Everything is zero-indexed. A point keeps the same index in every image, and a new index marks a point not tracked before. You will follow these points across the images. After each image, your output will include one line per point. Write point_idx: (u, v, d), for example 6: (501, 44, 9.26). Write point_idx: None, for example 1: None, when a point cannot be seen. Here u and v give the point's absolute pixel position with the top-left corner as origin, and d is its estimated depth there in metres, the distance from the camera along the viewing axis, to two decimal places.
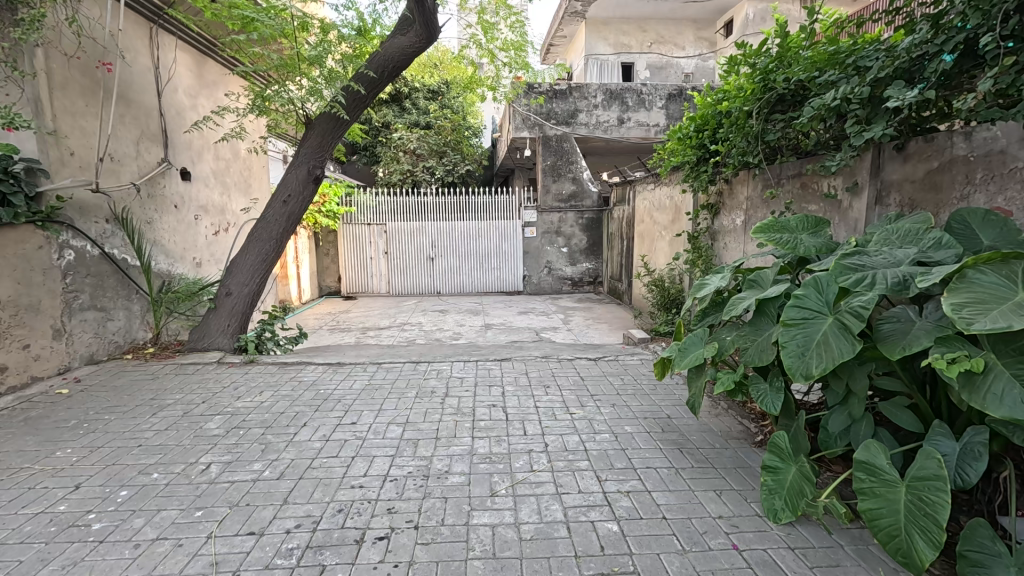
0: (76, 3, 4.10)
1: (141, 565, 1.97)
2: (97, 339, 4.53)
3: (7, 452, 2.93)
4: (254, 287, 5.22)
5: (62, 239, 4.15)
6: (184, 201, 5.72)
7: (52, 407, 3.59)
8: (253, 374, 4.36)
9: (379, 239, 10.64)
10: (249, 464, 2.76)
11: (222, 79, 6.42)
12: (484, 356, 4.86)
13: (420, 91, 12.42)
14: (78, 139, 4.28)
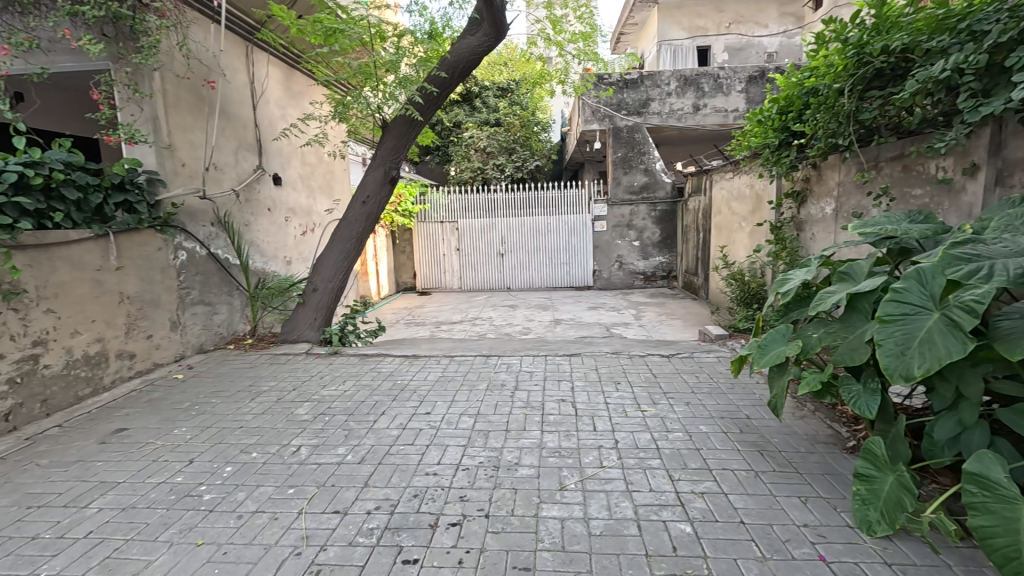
0: (186, 29, 4.56)
1: (244, 534, 2.19)
2: (206, 331, 5.06)
3: (136, 428, 3.36)
4: (337, 283, 5.58)
5: (176, 242, 4.66)
6: (276, 204, 6.22)
7: (170, 390, 4.06)
8: (338, 364, 4.67)
9: (451, 236, 10.96)
10: (334, 448, 2.97)
11: (308, 89, 6.89)
12: (553, 350, 4.87)
13: (490, 89, 12.61)
14: (188, 151, 4.77)
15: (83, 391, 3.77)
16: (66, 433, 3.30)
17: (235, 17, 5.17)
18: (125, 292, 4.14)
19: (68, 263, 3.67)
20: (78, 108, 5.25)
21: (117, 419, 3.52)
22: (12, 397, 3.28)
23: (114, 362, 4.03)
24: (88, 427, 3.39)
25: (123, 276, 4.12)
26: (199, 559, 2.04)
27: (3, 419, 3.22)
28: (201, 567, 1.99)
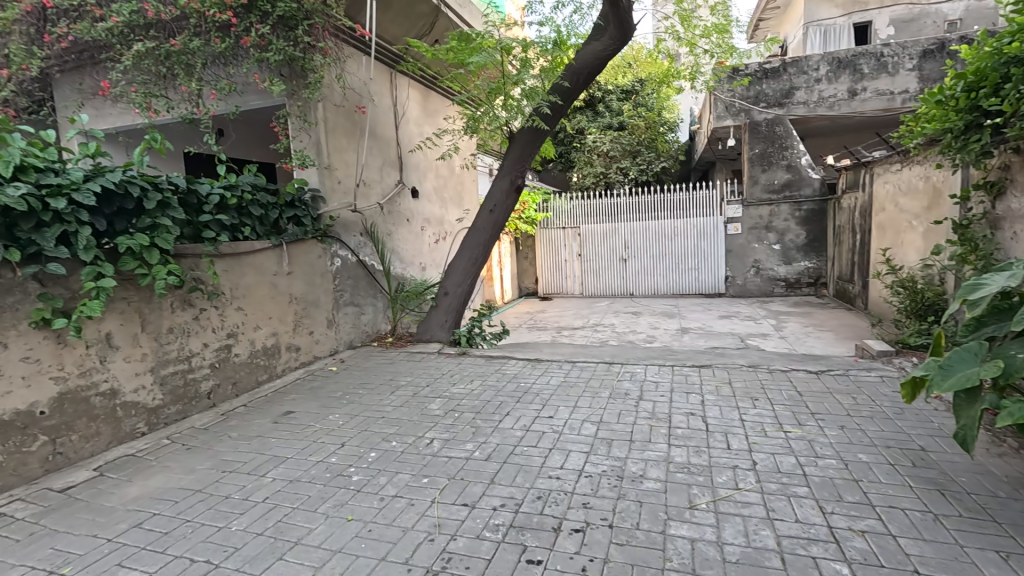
0: (344, 62, 5.17)
1: (386, 515, 2.41)
2: (355, 329, 5.68)
3: (301, 412, 3.88)
4: (466, 288, 5.90)
5: (333, 250, 5.32)
6: (413, 215, 6.77)
7: (326, 380, 4.63)
8: (466, 364, 4.93)
9: (573, 242, 10.99)
10: (463, 443, 3.14)
11: (442, 107, 7.42)
12: (681, 361, 4.61)
13: (614, 92, 12.39)
14: (343, 170, 5.40)
15: (262, 377, 4.46)
16: (249, 412, 3.93)
17: (383, 47, 5.74)
18: (293, 293, 4.82)
19: (253, 269, 4.37)
20: (263, 137, 6.28)
21: (286, 402, 4.10)
22: (213, 379, 4.00)
23: (284, 353, 4.71)
24: (264, 408, 3.99)
25: (292, 280, 4.80)
26: (349, 533, 2.29)
27: (205, 397, 3.94)
28: (351, 541, 2.23)
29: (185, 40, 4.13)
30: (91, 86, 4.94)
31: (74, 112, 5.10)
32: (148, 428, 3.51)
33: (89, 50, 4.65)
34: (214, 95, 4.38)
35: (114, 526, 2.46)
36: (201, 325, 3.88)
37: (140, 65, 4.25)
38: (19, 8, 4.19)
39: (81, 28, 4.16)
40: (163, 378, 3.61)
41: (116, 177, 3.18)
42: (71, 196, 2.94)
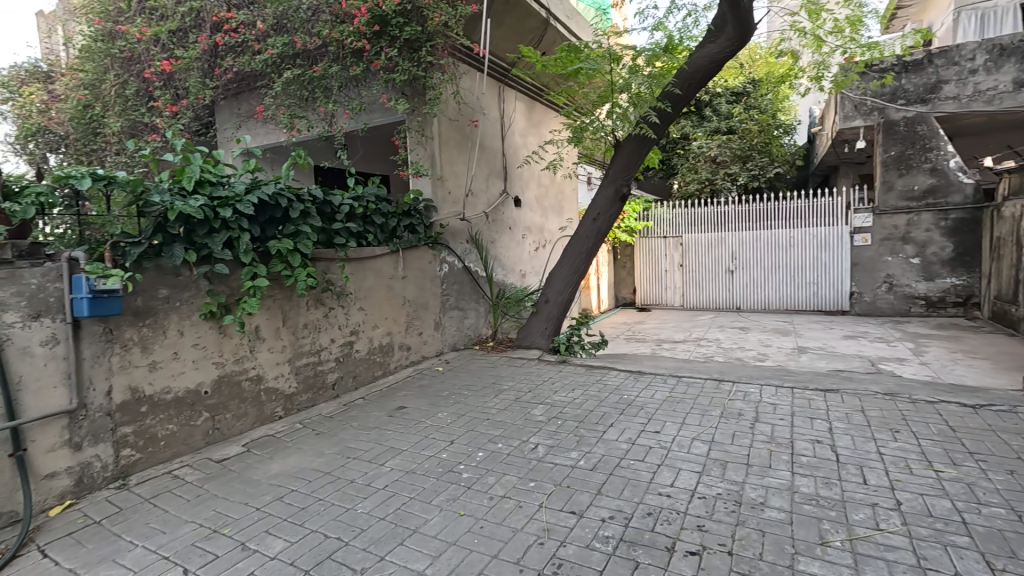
0: (459, 79, 5.47)
1: (496, 515, 2.48)
2: (459, 332, 5.93)
3: (411, 408, 4.13)
4: (566, 296, 5.92)
5: (442, 256, 5.62)
6: (515, 223, 6.94)
7: (433, 379, 4.88)
8: (566, 372, 4.94)
9: (675, 252, 10.59)
10: (568, 451, 3.14)
11: (546, 118, 7.56)
12: (800, 382, 4.25)
13: (722, 95, 11.63)
14: (454, 181, 5.70)
15: (377, 372, 4.81)
16: (366, 404, 4.25)
17: (494, 62, 5.98)
18: (407, 296, 5.15)
19: (374, 272, 4.74)
20: (387, 152, 6.82)
21: (398, 398, 4.39)
22: (337, 372, 4.39)
23: (397, 352, 5.04)
24: (380, 401, 4.30)
25: (406, 284, 5.13)
26: (462, 527, 2.39)
27: (330, 387, 4.33)
28: (464, 535, 2.32)
29: (326, 66, 4.64)
30: (247, 110, 5.69)
31: (233, 133, 5.90)
32: (284, 412, 3.94)
33: (248, 79, 5.36)
34: (347, 114, 4.86)
35: (261, 496, 2.79)
36: (330, 322, 4.28)
37: (289, 90, 4.84)
38: (198, 47, 4.95)
39: (244, 61, 4.82)
40: (297, 368, 4.03)
41: (269, 189, 3.62)
42: (235, 206, 3.39)
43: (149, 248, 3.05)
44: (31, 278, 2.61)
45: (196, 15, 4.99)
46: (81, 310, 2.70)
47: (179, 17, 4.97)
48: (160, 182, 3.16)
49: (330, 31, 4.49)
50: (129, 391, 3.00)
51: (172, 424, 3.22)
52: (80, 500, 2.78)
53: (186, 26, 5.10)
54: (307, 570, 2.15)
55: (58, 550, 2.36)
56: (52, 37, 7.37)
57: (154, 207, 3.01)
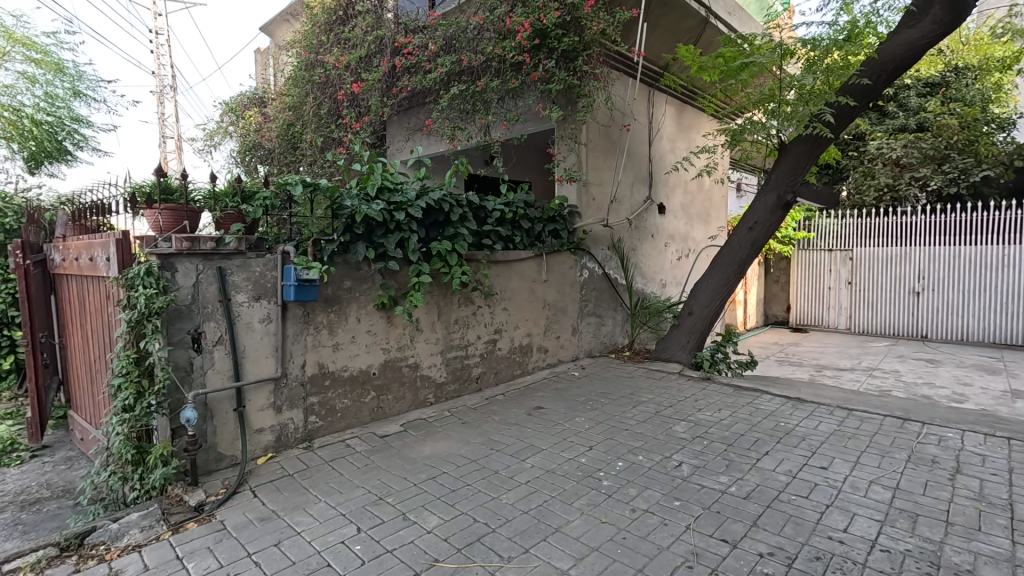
0: (611, 86, 5.45)
1: (639, 528, 2.42)
2: (595, 338, 5.91)
3: (549, 409, 4.22)
4: (713, 309, 5.54)
5: (582, 261, 5.65)
6: (658, 231, 6.70)
7: (569, 383, 4.93)
8: (711, 391, 4.63)
9: (841, 267, 9.34)
10: (716, 474, 2.95)
11: (696, 121, 7.20)
12: (1020, 434, 3.46)
13: (912, 87, 10.09)
14: (599, 187, 5.69)
15: (517, 371, 4.99)
16: (506, 401, 4.44)
17: (647, 67, 5.86)
18: (547, 300, 5.26)
19: (518, 275, 4.92)
20: (540, 159, 7.01)
21: (536, 398, 4.51)
22: (481, 367, 4.65)
23: (535, 353, 5.18)
24: (518, 399, 4.46)
25: (547, 288, 5.25)
26: (604, 534, 2.38)
27: (474, 381, 4.61)
28: (607, 542, 2.31)
29: (487, 81, 4.97)
30: (415, 124, 6.35)
31: (403, 145, 6.64)
32: (435, 399, 4.29)
33: (418, 97, 5.95)
34: (504, 125, 5.18)
35: (417, 474, 3.07)
36: (477, 319, 4.56)
37: (454, 105, 5.28)
38: (380, 70, 5.63)
39: (417, 80, 5.37)
40: (448, 360, 4.36)
41: (434, 196, 3.97)
42: (407, 210, 3.79)
43: (339, 245, 3.52)
44: (256, 266, 3.19)
45: (379, 41, 5.68)
46: (289, 295, 3.23)
47: (366, 44, 5.71)
48: (350, 188, 3.62)
49: (493, 47, 4.81)
50: (318, 366, 3.51)
51: (347, 398, 3.70)
52: (278, 454, 3.32)
53: (371, 52, 5.82)
54: (458, 548, 2.30)
55: (264, 492, 2.85)
56: (267, 69, 8.96)
57: (345, 210, 3.46)
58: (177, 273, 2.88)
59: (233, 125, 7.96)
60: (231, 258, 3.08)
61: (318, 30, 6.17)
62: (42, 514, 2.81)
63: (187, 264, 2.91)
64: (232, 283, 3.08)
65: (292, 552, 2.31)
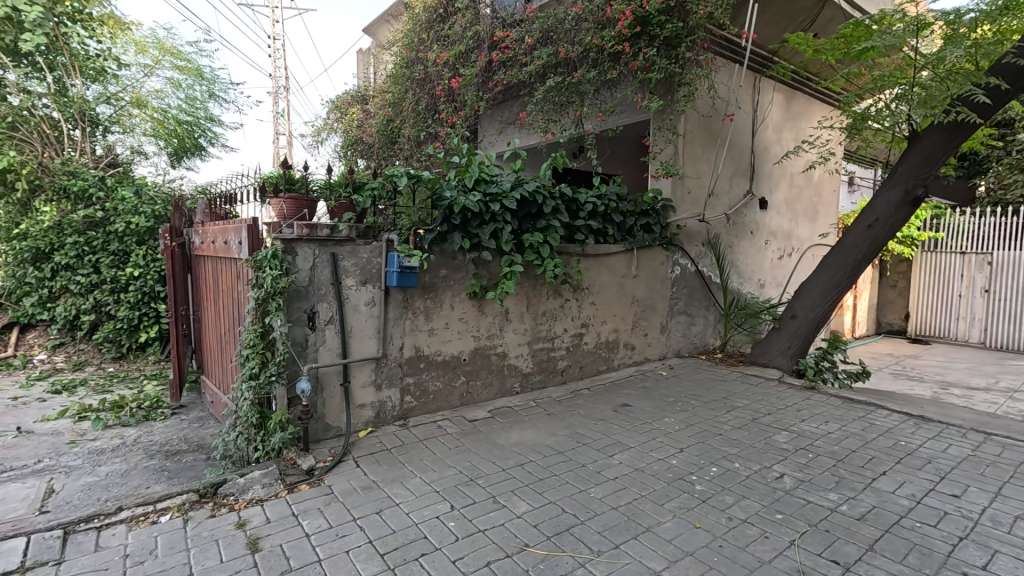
0: (715, 74, 5.19)
1: (737, 538, 2.31)
2: (684, 338, 5.68)
3: (636, 407, 4.12)
4: (820, 313, 5.11)
5: (675, 258, 5.44)
6: (759, 227, 6.28)
7: (656, 383, 4.78)
8: (816, 401, 4.29)
9: (976, 273, 8.20)
10: (824, 491, 2.73)
11: (807, 109, 6.65)
12: None
13: None
14: (695, 181, 5.44)
15: (602, 366, 4.93)
16: (592, 395, 4.41)
17: (755, 52, 5.50)
18: (636, 296, 5.14)
19: (608, 269, 4.84)
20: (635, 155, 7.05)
21: (622, 395, 4.43)
22: (566, 360, 4.65)
23: (621, 349, 5.09)
24: (604, 395, 4.41)
25: (637, 283, 5.12)
26: (699, 540, 2.30)
27: (560, 373, 4.62)
28: (702, 549, 2.22)
29: (584, 72, 4.93)
30: (509, 117, 6.45)
31: (497, 137, 6.77)
32: (521, 388, 4.35)
33: (515, 90, 6.03)
34: (600, 117, 5.09)
35: (505, 460, 3.14)
36: (565, 312, 4.55)
37: (549, 97, 5.29)
38: (478, 64, 5.74)
39: (514, 74, 5.44)
40: (534, 350, 4.40)
41: (529, 188, 4.00)
42: (502, 201, 3.86)
43: (438, 235, 3.67)
44: (364, 253, 3.41)
45: (477, 36, 5.79)
46: (391, 281, 3.43)
47: (465, 40, 5.84)
48: (449, 180, 3.76)
49: (592, 38, 4.76)
50: (414, 349, 3.69)
51: (439, 381, 3.86)
52: (377, 429, 3.55)
53: (469, 48, 5.95)
54: (548, 536, 2.34)
55: (365, 463, 3.06)
56: (368, 68, 9.49)
57: (444, 201, 3.59)
58: (298, 256, 3.15)
59: (338, 121, 8.51)
60: (343, 244, 3.32)
61: (418, 28, 6.40)
62: (184, 463, 3.22)
63: (306, 249, 3.18)
64: (343, 268, 3.32)
65: (392, 521, 2.46)
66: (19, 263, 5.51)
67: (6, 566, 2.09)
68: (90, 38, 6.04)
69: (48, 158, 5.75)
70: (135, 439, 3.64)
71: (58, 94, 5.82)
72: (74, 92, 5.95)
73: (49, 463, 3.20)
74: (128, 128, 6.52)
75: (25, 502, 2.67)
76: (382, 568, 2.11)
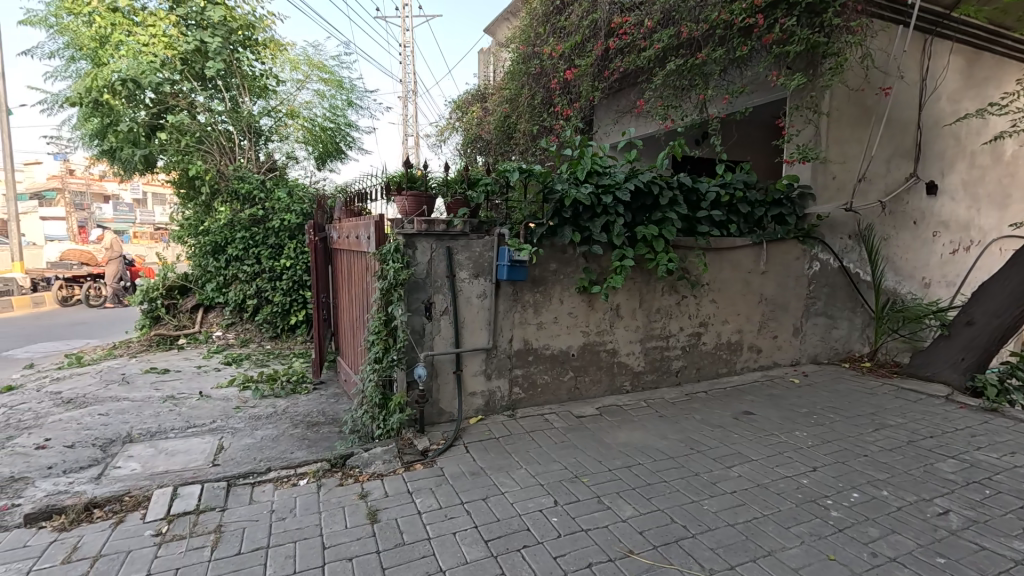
0: (871, 39, 4.50)
1: None
2: (822, 343, 5.05)
3: (761, 416, 3.76)
4: (1009, 321, 4.21)
5: (813, 252, 4.85)
6: (925, 216, 5.32)
7: (787, 391, 4.32)
8: (998, 426, 3.55)
9: None
10: (1003, 536, 2.26)
11: (997, 72, 5.49)
12: None
13: None
14: (842, 164, 4.78)
15: (722, 369, 4.58)
16: (709, 399, 4.11)
17: (926, 9, 4.66)
18: (765, 294, 4.67)
19: (732, 264, 4.46)
20: (767, 136, 6.48)
21: (745, 401, 4.07)
22: (682, 360, 4.39)
23: (745, 352, 4.67)
24: (724, 400, 4.09)
25: (766, 280, 4.65)
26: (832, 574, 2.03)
27: (674, 374, 4.38)
28: None
29: (709, 52, 4.58)
30: (626, 106, 6.23)
31: (612, 128, 6.61)
32: (631, 387, 4.21)
33: (632, 76, 5.80)
34: (727, 99, 4.69)
35: (612, 460, 3.05)
36: (681, 310, 4.29)
37: (668, 82, 5.00)
38: (593, 54, 5.60)
39: (631, 60, 5.23)
40: (647, 349, 4.22)
41: (644, 178, 3.81)
42: (615, 192, 3.72)
43: (548, 228, 3.66)
44: (477, 247, 3.52)
45: (594, 25, 5.63)
46: (502, 274, 3.50)
47: (582, 30, 5.71)
48: (561, 173, 3.73)
49: (720, 13, 4.39)
50: (523, 342, 3.74)
51: (548, 375, 3.88)
52: (487, 418, 3.67)
53: (585, 37, 5.82)
54: (654, 545, 2.23)
55: (474, 450, 3.18)
56: (488, 67, 9.78)
57: (556, 193, 3.57)
58: (417, 250, 3.35)
59: (459, 120, 8.92)
60: (457, 239, 3.47)
61: (535, 22, 6.39)
62: (321, 433, 3.62)
63: (424, 244, 3.37)
64: (457, 261, 3.47)
65: (497, 509, 2.53)
66: (203, 255, 6.60)
67: (186, 507, 2.52)
68: (257, 60, 7.00)
69: (225, 165, 6.75)
70: (285, 408, 4.19)
71: (232, 111, 6.76)
72: (245, 108, 6.87)
73: (221, 423, 3.80)
74: (284, 136, 7.42)
75: (203, 455, 3.21)
76: (485, 553, 2.18)
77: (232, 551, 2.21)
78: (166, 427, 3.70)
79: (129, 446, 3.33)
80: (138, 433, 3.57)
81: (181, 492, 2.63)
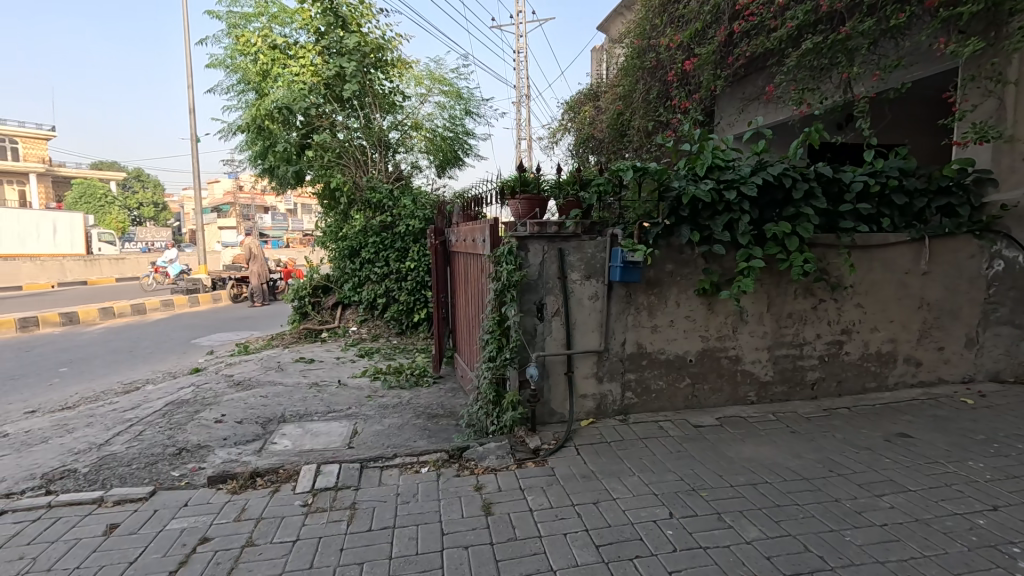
0: None
1: None
2: (1007, 358, 4.20)
3: (921, 440, 3.24)
4: None
5: (995, 249, 4.05)
6: None
7: (955, 412, 3.67)
8: None
9: None
10: None
11: None
12: None
13: None
14: None
15: (870, 384, 4.03)
16: (853, 417, 3.64)
17: None
18: (927, 298, 4.01)
19: (883, 264, 3.90)
20: (931, 114, 5.58)
21: (899, 421, 3.54)
22: (819, 371, 3.94)
23: (900, 365, 4.06)
24: (872, 419, 3.59)
25: (928, 282, 3.99)
26: None
27: (809, 386, 3.95)
28: None
29: (856, 24, 4.05)
30: (754, 92, 5.76)
31: (737, 118, 6.14)
32: (758, 398, 3.88)
33: (760, 60, 5.35)
34: (877, 76, 4.14)
35: (734, 476, 2.84)
36: (819, 315, 3.85)
37: (804, 63, 4.53)
38: (716, 40, 5.26)
39: (759, 42, 4.82)
40: (776, 357, 3.86)
41: (774, 170, 3.49)
42: (740, 187, 3.45)
43: (665, 227, 3.51)
44: (589, 248, 3.49)
45: (716, 10, 5.28)
46: (615, 276, 3.43)
47: (703, 16, 5.38)
48: (678, 169, 3.57)
49: None
50: (637, 346, 3.64)
51: (663, 380, 3.72)
52: (599, 421, 3.63)
53: (707, 24, 5.48)
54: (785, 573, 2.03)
55: (585, 452, 3.17)
56: (601, 64, 9.67)
57: (673, 191, 3.42)
58: (530, 252, 3.41)
59: (571, 120, 8.94)
60: (569, 241, 3.47)
61: (651, 14, 6.17)
62: (440, 425, 3.86)
63: (537, 246, 3.42)
64: (569, 263, 3.47)
65: (609, 514, 2.49)
66: (342, 258, 7.37)
67: (328, 483, 2.84)
68: (387, 79, 7.68)
69: (360, 177, 7.42)
70: (409, 400, 4.53)
71: (366, 127, 7.45)
72: (377, 124, 7.51)
73: (355, 410, 4.22)
74: (409, 148, 8.02)
75: (340, 437, 3.59)
76: (597, 558, 2.16)
77: (364, 527, 2.44)
78: (311, 410, 4.20)
79: (283, 425, 3.84)
80: (290, 414, 4.09)
81: (323, 469, 2.97)
